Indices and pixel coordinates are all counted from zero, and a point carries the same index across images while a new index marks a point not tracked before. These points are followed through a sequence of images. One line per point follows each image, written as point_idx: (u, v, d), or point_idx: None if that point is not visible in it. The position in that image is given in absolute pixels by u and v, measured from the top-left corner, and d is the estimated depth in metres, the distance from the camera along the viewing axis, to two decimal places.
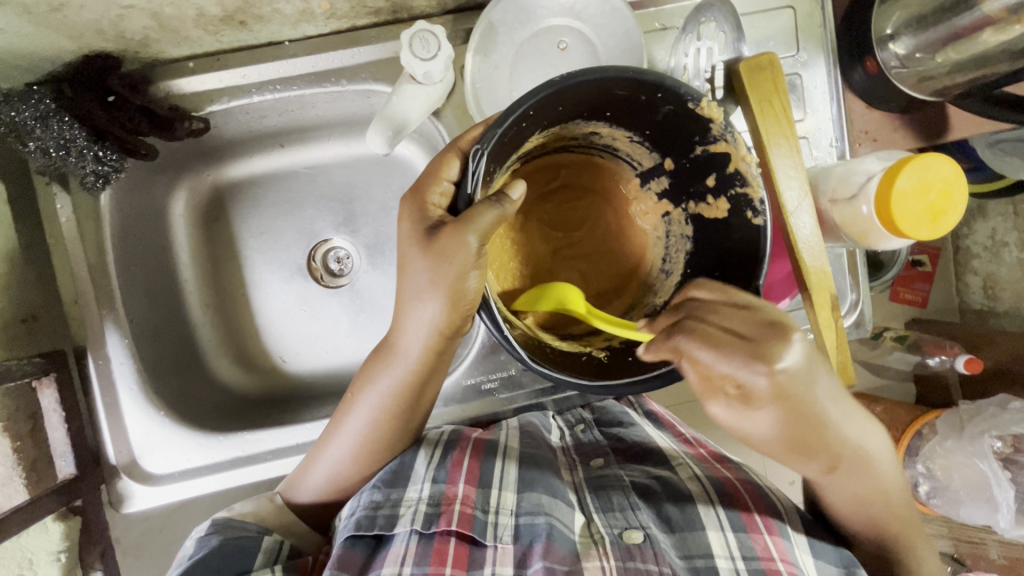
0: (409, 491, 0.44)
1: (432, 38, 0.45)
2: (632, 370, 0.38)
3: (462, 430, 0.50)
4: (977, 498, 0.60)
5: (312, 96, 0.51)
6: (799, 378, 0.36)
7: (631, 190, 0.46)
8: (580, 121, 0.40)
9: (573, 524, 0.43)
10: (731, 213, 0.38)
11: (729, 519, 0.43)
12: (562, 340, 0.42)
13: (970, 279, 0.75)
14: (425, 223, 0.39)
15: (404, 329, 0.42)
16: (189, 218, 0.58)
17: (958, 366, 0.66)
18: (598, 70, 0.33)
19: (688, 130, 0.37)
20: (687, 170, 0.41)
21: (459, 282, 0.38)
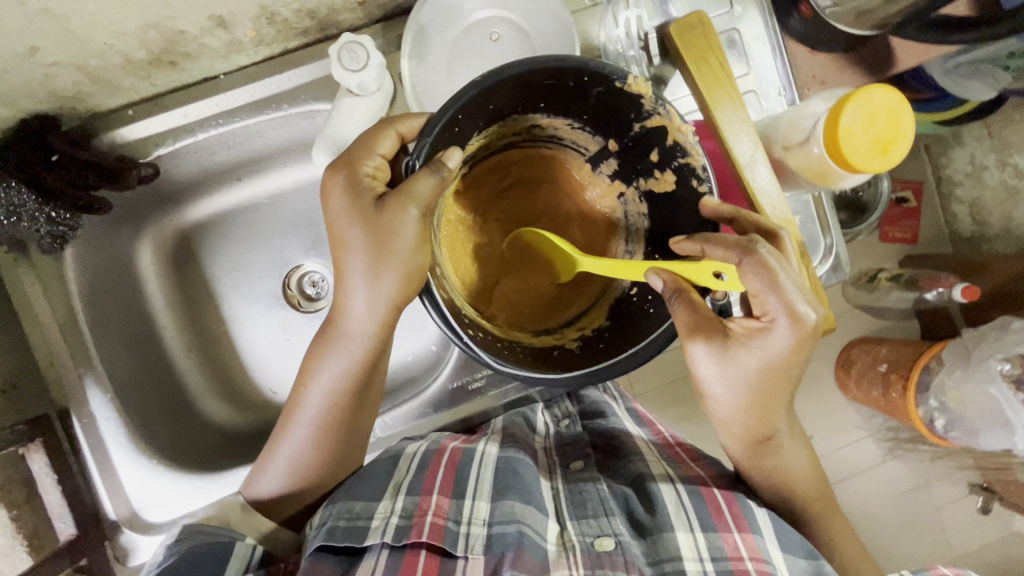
0: (382, 504, 0.45)
1: (359, 49, 0.45)
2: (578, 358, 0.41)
3: (440, 441, 0.51)
4: (993, 424, 0.59)
5: (256, 125, 0.51)
6: (808, 339, 0.41)
7: (584, 175, 0.47)
8: (519, 115, 0.42)
9: (546, 532, 0.44)
10: (678, 183, 0.41)
11: (700, 524, 0.44)
12: (534, 336, 0.45)
13: (957, 208, 0.75)
14: (360, 196, 0.41)
15: (349, 308, 0.45)
16: (159, 266, 0.58)
17: (956, 295, 0.65)
18: (529, 62, 0.36)
19: (623, 109, 0.39)
20: (630, 149, 0.42)
21: (401, 255, 0.41)
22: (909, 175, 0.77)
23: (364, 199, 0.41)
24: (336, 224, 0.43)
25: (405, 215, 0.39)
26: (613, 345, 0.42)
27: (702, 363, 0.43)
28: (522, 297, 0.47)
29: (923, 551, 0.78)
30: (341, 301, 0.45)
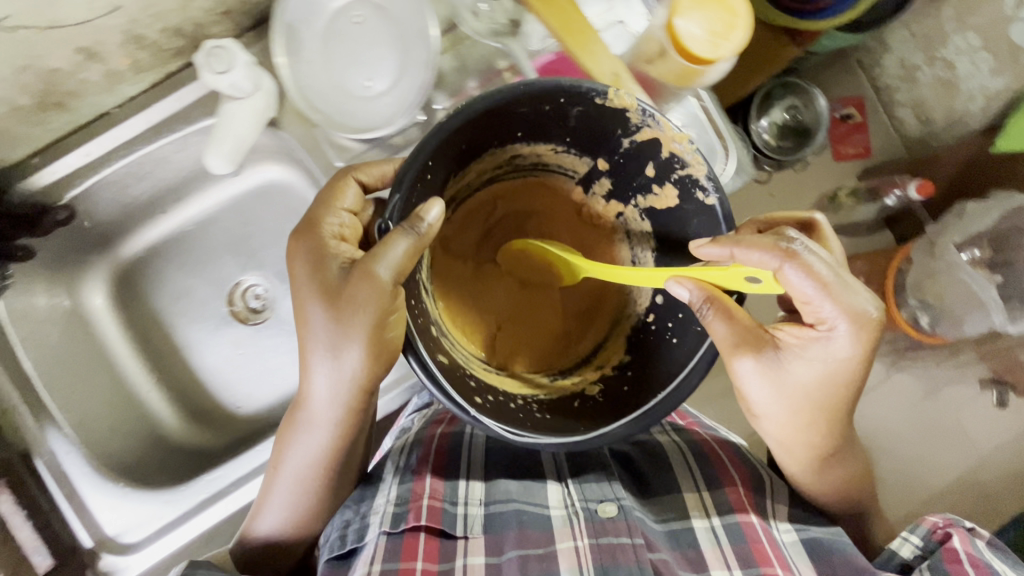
0: (378, 496, 0.52)
1: (223, 53, 0.52)
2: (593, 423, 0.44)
3: (425, 430, 0.59)
4: (971, 308, 0.64)
5: (159, 148, 0.57)
6: (869, 345, 0.43)
7: (578, 198, 0.51)
8: (499, 146, 0.46)
9: (547, 500, 0.53)
10: (682, 197, 0.44)
11: (707, 484, 0.54)
12: (551, 382, 0.50)
13: (902, 112, 0.75)
14: (316, 262, 0.44)
15: (314, 389, 0.47)
16: (108, 306, 0.62)
17: (913, 194, 0.68)
18: (525, 85, 0.39)
19: (611, 126, 0.43)
20: (620, 165, 0.46)
21: (378, 325, 0.42)
22: (848, 92, 0.77)
23: (327, 270, 0.44)
24: (298, 293, 0.46)
25: (362, 298, 0.41)
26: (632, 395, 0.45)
27: (750, 377, 0.47)
28: (530, 337, 0.51)
29: (945, 456, 0.76)
30: (305, 385, 0.47)
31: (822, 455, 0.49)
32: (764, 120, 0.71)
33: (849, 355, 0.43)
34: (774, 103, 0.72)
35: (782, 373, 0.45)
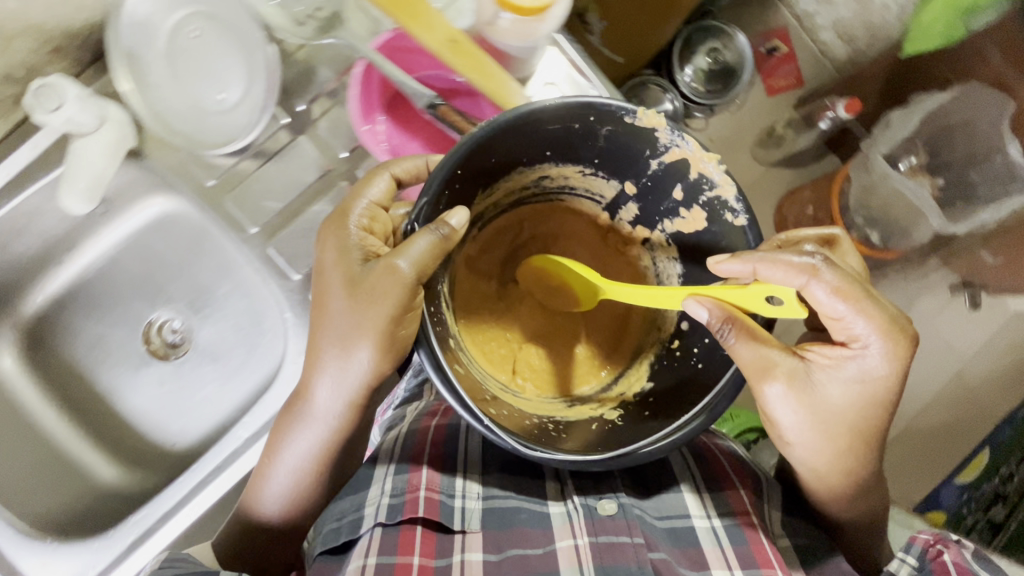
0: (373, 487, 0.56)
1: (53, 94, 0.56)
2: (610, 445, 0.47)
3: (420, 423, 0.63)
4: (903, 214, 0.84)
5: (24, 202, 0.60)
6: (896, 362, 0.47)
7: (602, 222, 0.57)
8: (529, 166, 0.51)
9: (545, 501, 0.58)
10: (711, 219, 0.49)
11: (708, 489, 0.58)
12: (567, 406, 0.54)
13: (823, 35, 0.91)
14: (351, 253, 0.49)
15: (319, 390, 0.53)
16: (17, 361, 0.68)
17: (841, 112, 0.85)
18: (547, 102, 0.44)
19: (639, 150, 0.48)
20: (649, 188, 0.51)
21: (386, 329, 0.48)
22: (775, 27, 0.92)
23: (351, 261, 0.49)
24: (320, 284, 0.51)
25: (380, 290, 0.46)
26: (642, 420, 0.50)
27: (779, 404, 0.49)
28: (547, 355, 0.57)
29: (934, 368, 0.88)
30: (308, 381, 0.53)
31: (850, 461, 0.50)
32: (688, 68, 0.85)
33: (884, 371, 0.47)
34: (695, 50, 0.85)
35: (811, 396, 0.48)
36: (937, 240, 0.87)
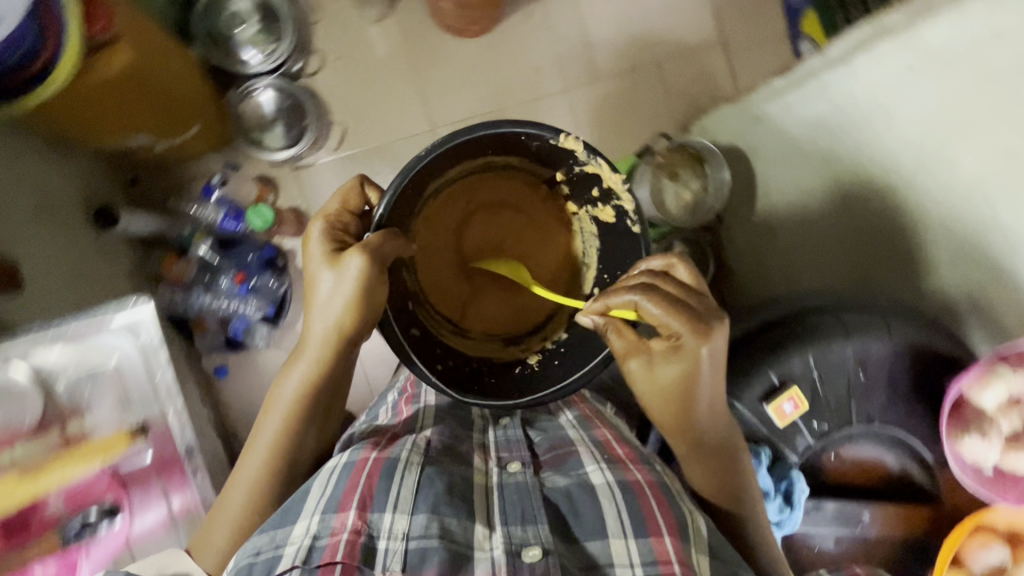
0: (309, 506, 0.77)
1: None
2: (493, 388, 0.94)
3: (361, 456, 0.82)
4: None
5: None
6: (713, 345, 0.77)
7: (542, 198, 1.03)
8: (495, 156, 0.95)
9: (473, 538, 0.73)
10: (614, 215, 0.95)
11: (634, 533, 0.73)
12: (493, 339, 1.04)
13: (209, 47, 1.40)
14: (329, 232, 0.92)
15: (313, 325, 0.89)
16: None
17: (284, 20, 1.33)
18: (491, 129, 0.85)
19: (565, 156, 0.93)
20: (576, 179, 0.98)
21: (348, 292, 0.86)
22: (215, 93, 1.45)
23: (334, 241, 0.91)
24: (308, 256, 0.91)
25: (348, 276, 0.85)
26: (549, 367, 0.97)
27: (636, 372, 0.81)
28: (487, 306, 1.05)
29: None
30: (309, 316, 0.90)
31: (676, 417, 0.81)
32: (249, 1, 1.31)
33: (700, 360, 0.78)
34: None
35: (653, 377, 0.80)
36: None
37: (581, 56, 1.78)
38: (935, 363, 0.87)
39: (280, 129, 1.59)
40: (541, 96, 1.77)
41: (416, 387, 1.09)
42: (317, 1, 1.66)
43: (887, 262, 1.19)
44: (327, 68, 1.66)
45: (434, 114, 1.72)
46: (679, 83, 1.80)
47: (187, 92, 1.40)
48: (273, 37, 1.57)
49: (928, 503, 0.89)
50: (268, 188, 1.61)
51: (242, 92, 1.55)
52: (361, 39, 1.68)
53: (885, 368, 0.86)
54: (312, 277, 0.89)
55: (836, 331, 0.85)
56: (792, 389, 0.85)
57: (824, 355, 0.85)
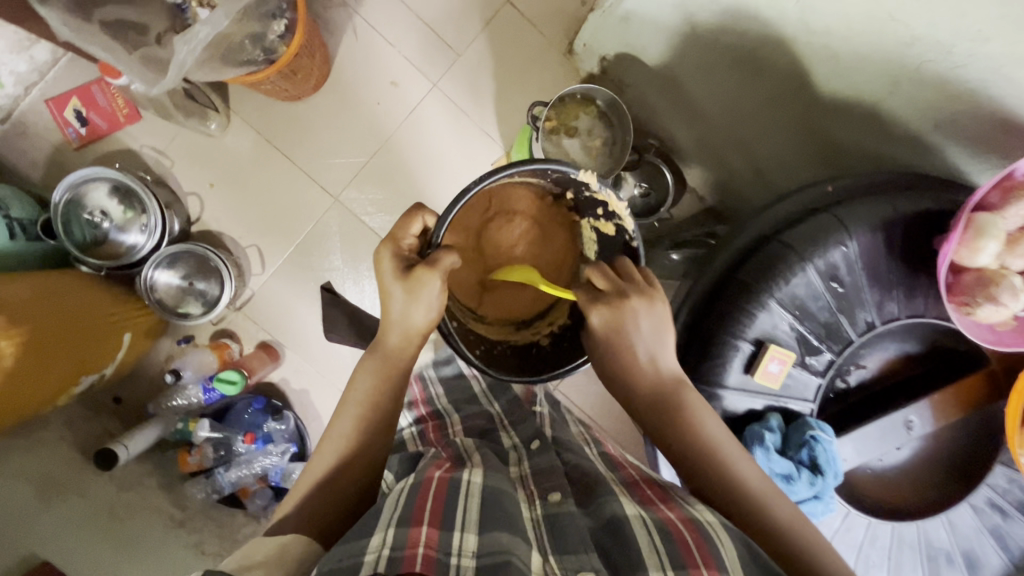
0: (383, 519, 0.69)
1: None
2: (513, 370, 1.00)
3: (427, 480, 0.78)
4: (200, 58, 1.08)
5: None
6: (624, 316, 0.72)
7: (556, 209, 1.06)
8: (518, 177, 0.98)
9: (530, 561, 0.61)
10: (612, 228, 1.01)
11: (673, 565, 0.58)
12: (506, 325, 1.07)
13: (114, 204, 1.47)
14: (396, 246, 0.97)
15: (393, 331, 0.94)
16: None
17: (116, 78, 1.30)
18: (527, 165, 0.92)
19: (577, 183, 0.98)
20: (579, 202, 1.03)
21: (409, 316, 0.92)
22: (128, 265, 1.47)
23: (401, 259, 0.95)
24: (381, 277, 0.95)
25: (415, 297, 0.91)
26: (563, 344, 1.04)
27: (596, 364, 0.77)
28: (503, 292, 1.06)
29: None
30: (387, 318, 0.94)
31: (666, 421, 0.72)
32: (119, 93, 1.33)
33: (617, 333, 0.73)
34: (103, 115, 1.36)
35: (603, 367, 0.76)
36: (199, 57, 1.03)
37: (431, 42, 1.62)
38: (911, 247, 0.75)
39: (202, 289, 1.54)
40: (416, 106, 1.63)
41: (429, 402, 1.12)
42: (161, 143, 1.57)
43: (828, 121, 1.04)
44: (208, 200, 1.60)
45: (328, 184, 1.64)
46: (541, 12, 1.62)
47: (86, 308, 1.34)
48: (141, 211, 1.48)
49: (977, 370, 0.78)
50: (227, 339, 1.61)
51: (145, 286, 1.48)
52: (222, 151, 1.60)
53: (861, 268, 0.74)
54: (386, 300, 0.94)
55: (787, 262, 0.74)
56: (771, 347, 0.73)
57: (786, 294, 0.73)
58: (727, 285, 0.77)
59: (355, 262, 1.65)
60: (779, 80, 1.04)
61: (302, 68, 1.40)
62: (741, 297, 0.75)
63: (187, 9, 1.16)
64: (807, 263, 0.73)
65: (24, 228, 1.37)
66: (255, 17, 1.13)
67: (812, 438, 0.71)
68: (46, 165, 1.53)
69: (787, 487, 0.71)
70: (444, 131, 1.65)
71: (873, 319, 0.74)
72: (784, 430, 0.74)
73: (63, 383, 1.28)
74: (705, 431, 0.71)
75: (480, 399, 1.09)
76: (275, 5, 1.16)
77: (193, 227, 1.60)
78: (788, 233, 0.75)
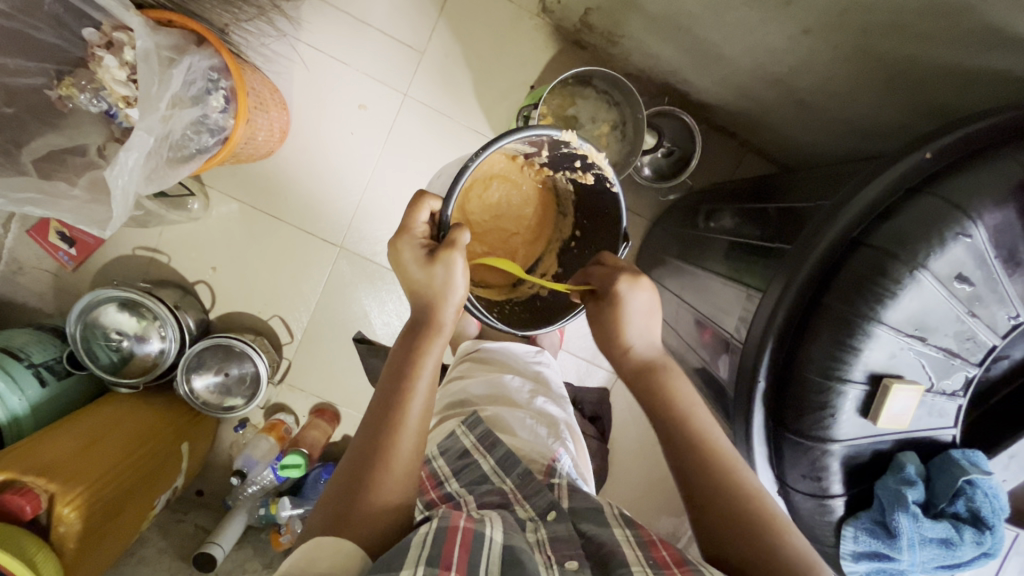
0: (410, 556, 0.63)
1: None
2: (529, 322, 0.93)
3: (447, 524, 0.69)
4: (153, 172, 0.97)
5: None
6: (627, 293, 0.81)
7: (531, 168, 0.93)
8: (508, 146, 0.83)
9: None
10: (594, 180, 0.88)
11: None
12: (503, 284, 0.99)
13: (128, 317, 1.39)
14: (414, 233, 0.86)
15: (446, 312, 0.84)
16: None
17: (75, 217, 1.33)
18: (517, 133, 0.76)
19: (558, 143, 0.83)
20: (555, 161, 0.90)
21: (434, 297, 0.84)
22: (163, 373, 1.43)
23: (419, 248, 0.84)
24: (402, 269, 0.86)
25: (441, 285, 0.82)
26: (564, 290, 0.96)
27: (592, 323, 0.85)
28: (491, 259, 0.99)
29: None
30: (436, 297, 0.83)
31: (674, 415, 0.76)
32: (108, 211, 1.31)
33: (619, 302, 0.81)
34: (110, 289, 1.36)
35: (596, 333, 0.84)
36: (142, 166, 0.93)
37: (389, 49, 1.43)
38: None
39: (239, 375, 1.48)
40: (393, 123, 1.47)
41: (434, 479, 0.87)
42: (152, 240, 1.49)
43: (892, 40, 0.83)
44: (216, 284, 1.53)
45: (328, 233, 1.52)
46: None
47: (146, 428, 1.34)
48: (154, 318, 1.41)
49: None
50: (281, 415, 1.58)
51: (187, 394, 1.42)
52: (212, 230, 1.50)
53: (992, 255, 0.61)
54: (409, 290, 0.86)
55: (900, 267, 0.60)
56: (894, 387, 0.63)
57: (896, 310, 0.61)
58: (815, 310, 0.65)
59: (381, 302, 1.57)
60: (814, 11, 0.85)
61: (262, 128, 1.25)
62: (844, 319, 0.62)
63: (116, 113, 1.01)
64: (924, 264, 0.60)
65: (52, 368, 1.33)
66: (189, 102, 0.99)
67: (967, 484, 0.67)
68: (53, 296, 1.49)
69: (949, 551, 0.68)
70: (430, 142, 1.48)
71: (1016, 315, 0.64)
72: (927, 474, 0.69)
73: (140, 511, 1.27)
74: (684, 400, 0.78)
75: (489, 476, 0.85)
76: (203, 76, 1.00)
77: (212, 315, 1.54)
78: (890, 225, 0.62)
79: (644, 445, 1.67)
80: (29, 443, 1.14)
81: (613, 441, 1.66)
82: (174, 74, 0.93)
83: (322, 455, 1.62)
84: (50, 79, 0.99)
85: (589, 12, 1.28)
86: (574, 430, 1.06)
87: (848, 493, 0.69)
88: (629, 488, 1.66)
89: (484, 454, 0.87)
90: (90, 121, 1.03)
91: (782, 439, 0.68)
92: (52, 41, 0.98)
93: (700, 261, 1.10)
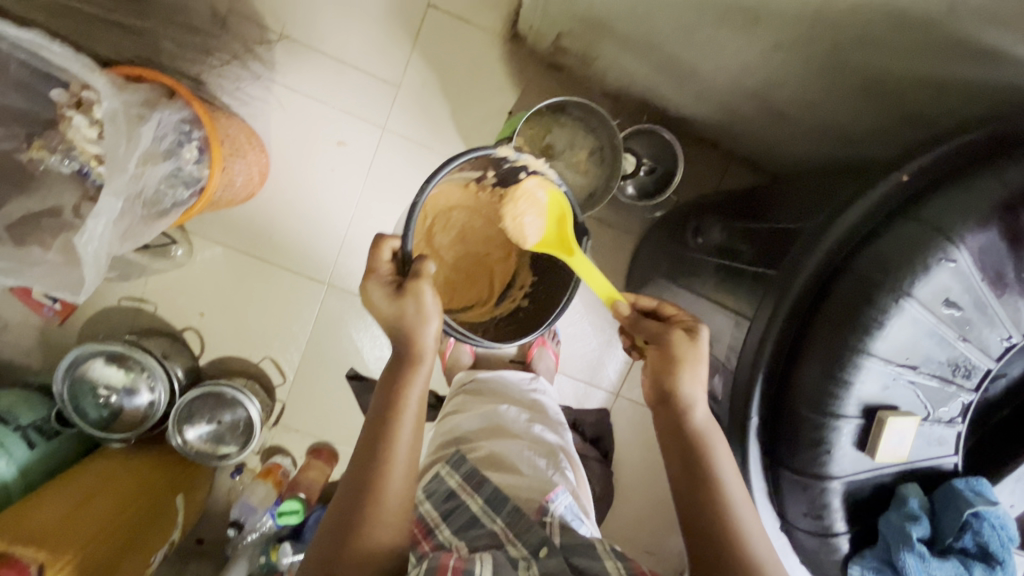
0: None
1: None
2: (514, 334, 0.91)
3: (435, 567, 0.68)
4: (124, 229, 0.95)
5: None
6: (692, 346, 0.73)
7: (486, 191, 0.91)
8: (454, 174, 0.82)
9: None
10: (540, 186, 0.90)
11: None
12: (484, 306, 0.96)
13: (112, 370, 1.36)
14: (381, 275, 0.83)
15: (427, 333, 0.81)
16: None
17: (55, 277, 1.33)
18: (460, 156, 0.75)
19: (499, 160, 0.84)
20: (504, 179, 0.89)
21: (413, 332, 0.81)
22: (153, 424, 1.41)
23: (386, 288, 0.82)
24: (375, 312, 0.83)
25: (414, 315, 0.80)
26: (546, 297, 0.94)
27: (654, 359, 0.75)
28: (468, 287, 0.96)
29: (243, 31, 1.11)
30: (418, 331, 0.81)
31: (675, 436, 0.72)
32: None
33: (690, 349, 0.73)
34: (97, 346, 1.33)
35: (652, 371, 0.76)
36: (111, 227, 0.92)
37: (364, 84, 1.43)
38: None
39: (232, 421, 1.46)
40: (374, 158, 1.46)
41: (424, 526, 0.83)
42: (138, 289, 1.48)
43: (860, 54, 0.83)
44: (203, 330, 1.51)
45: (316, 271, 1.51)
46: (468, 5, 1.40)
47: (140, 483, 1.31)
48: (142, 369, 1.39)
49: None
50: (278, 459, 1.55)
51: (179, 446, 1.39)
52: (197, 275, 1.48)
53: (978, 280, 0.60)
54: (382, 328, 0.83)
55: (885, 296, 0.59)
56: (889, 420, 0.61)
57: (885, 340, 0.60)
58: (803, 341, 0.63)
59: (372, 337, 1.55)
60: (781, 31, 0.85)
61: (239, 174, 1.24)
62: (834, 351, 0.60)
63: (87, 171, 0.98)
64: (910, 291, 0.59)
65: (40, 430, 1.31)
66: (161, 157, 0.97)
67: (974, 518, 0.65)
68: (40, 352, 1.47)
69: None
70: (412, 174, 1.47)
71: (1009, 337, 0.62)
72: (931, 507, 0.68)
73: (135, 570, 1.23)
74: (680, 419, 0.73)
75: (479, 516, 0.82)
76: (175, 129, 0.97)
77: (201, 361, 1.52)
78: (871, 251, 0.61)
79: (648, 464, 1.64)
80: (19, 508, 1.11)
81: (616, 463, 1.62)
82: (143, 131, 0.92)
83: (320, 497, 1.58)
84: (21, 143, 0.99)
85: (562, 37, 1.27)
86: (572, 455, 1.04)
87: (852, 530, 0.67)
88: (635, 509, 1.63)
89: (472, 494, 0.85)
90: (62, 181, 1.01)
91: (782, 477, 0.67)
92: (21, 105, 0.97)
93: (690, 281, 1.09)
